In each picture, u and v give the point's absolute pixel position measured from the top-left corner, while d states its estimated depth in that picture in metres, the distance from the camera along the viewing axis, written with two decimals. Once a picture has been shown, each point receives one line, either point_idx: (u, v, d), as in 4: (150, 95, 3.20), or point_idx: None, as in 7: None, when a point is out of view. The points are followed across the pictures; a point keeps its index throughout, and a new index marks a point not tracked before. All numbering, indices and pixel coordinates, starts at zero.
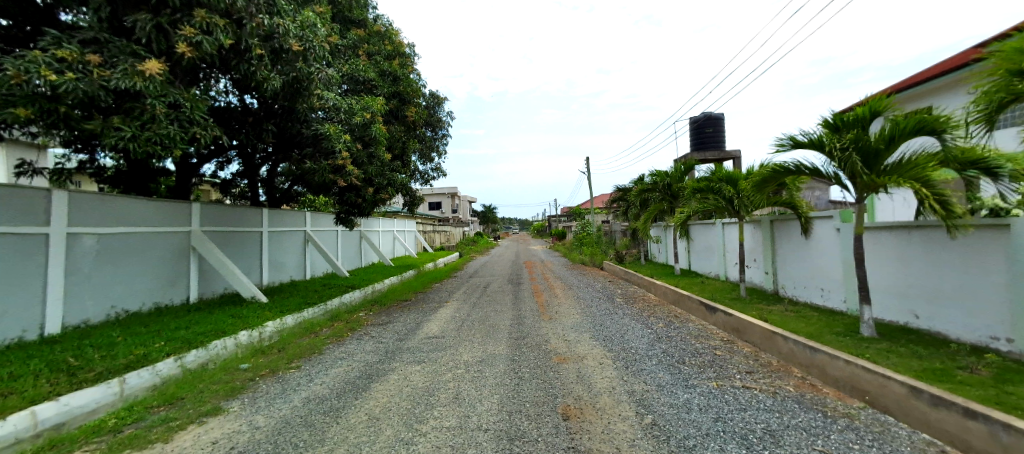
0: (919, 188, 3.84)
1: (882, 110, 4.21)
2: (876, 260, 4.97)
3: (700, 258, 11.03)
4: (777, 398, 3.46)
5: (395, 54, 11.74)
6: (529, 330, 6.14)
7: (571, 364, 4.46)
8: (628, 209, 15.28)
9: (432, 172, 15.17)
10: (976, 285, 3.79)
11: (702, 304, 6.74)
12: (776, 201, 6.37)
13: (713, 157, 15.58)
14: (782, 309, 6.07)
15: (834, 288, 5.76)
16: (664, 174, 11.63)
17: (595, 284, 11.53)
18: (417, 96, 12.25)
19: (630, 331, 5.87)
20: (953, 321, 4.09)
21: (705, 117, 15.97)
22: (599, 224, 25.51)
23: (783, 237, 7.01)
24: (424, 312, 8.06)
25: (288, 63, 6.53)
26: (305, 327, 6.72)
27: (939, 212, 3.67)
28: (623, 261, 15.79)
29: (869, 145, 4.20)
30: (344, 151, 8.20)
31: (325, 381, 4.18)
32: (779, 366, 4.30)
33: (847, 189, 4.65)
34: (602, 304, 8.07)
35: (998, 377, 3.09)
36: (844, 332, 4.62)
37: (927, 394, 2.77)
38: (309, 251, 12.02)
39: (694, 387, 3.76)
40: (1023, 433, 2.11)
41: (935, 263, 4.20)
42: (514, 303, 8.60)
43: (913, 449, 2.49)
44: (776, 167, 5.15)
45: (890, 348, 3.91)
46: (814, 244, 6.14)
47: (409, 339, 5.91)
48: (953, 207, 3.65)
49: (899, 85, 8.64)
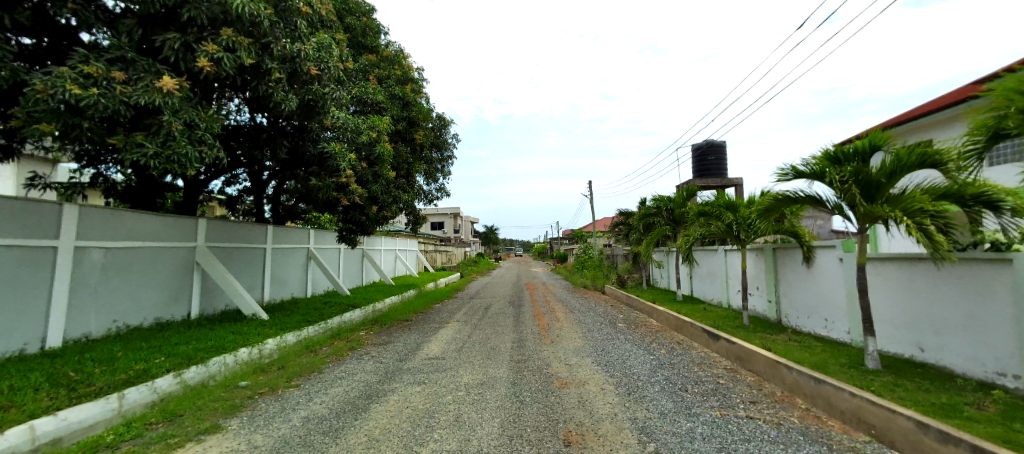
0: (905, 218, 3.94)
1: (881, 144, 4.27)
2: (879, 291, 4.97)
3: (702, 284, 10.99)
4: (781, 430, 3.41)
5: (404, 79, 12.06)
6: (530, 353, 6.06)
7: (573, 389, 4.40)
8: (630, 233, 15.27)
9: (437, 192, 15.28)
10: (983, 318, 3.75)
11: (705, 331, 6.65)
12: (778, 229, 6.37)
13: (715, 184, 15.69)
14: (786, 338, 6.01)
15: (838, 319, 5.70)
16: (667, 200, 11.60)
17: (597, 308, 11.43)
18: (426, 119, 12.50)
19: (632, 357, 5.79)
20: (958, 355, 4.04)
21: (707, 145, 16.16)
22: (601, 248, 25.52)
23: (786, 265, 7.00)
24: (425, 333, 7.97)
25: (304, 84, 6.72)
26: (305, 345, 6.66)
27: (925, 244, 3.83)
28: (625, 285, 15.75)
29: (870, 177, 4.25)
30: (348, 170, 8.23)
31: (325, 400, 4.13)
32: (783, 397, 4.23)
33: (849, 219, 4.64)
34: (603, 329, 8.01)
35: (1005, 414, 3.04)
36: (849, 363, 4.56)
37: (934, 428, 2.73)
38: (310, 268, 11.98)
39: (697, 416, 3.70)
40: None
41: (942, 294, 4.16)
42: (516, 325, 8.54)
43: None
44: (778, 196, 5.11)
45: (897, 381, 3.86)
46: (817, 273, 6.12)
47: (409, 359, 5.85)
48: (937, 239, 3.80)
49: (900, 117, 8.79)
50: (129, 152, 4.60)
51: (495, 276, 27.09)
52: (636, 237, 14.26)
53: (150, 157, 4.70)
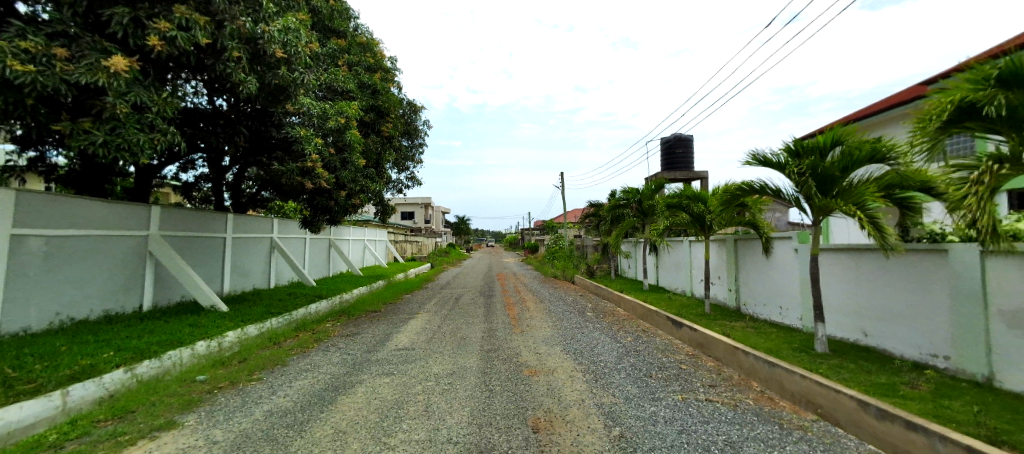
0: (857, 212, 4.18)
1: (840, 139, 4.46)
2: (829, 280, 5.28)
3: (668, 274, 11.35)
4: (737, 411, 3.60)
5: (375, 67, 11.73)
6: (500, 342, 6.11)
7: (542, 377, 4.48)
8: (600, 224, 15.55)
9: (407, 181, 15.03)
10: (921, 305, 4.05)
11: (669, 319, 6.89)
12: (740, 221, 6.62)
13: (682, 177, 16.13)
14: (744, 325, 6.31)
15: (791, 306, 6.04)
16: (636, 192, 11.92)
17: (566, 298, 11.61)
18: (396, 107, 12.21)
19: (600, 345, 5.93)
20: (898, 339, 4.36)
21: (675, 139, 16.57)
22: (570, 238, 25.89)
23: (746, 256, 7.31)
24: (394, 323, 7.89)
25: (271, 67, 6.45)
26: (268, 338, 6.45)
27: (875, 234, 4.08)
28: (594, 275, 16.07)
29: (825, 171, 4.47)
30: (314, 155, 8.02)
31: (289, 394, 4.03)
32: (740, 380, 4.46)
33: (805, 211, 4.85)
34: (572, 318, 8.16)
35: (935, 392, 3.33)
36: (801, 347, 4.83)
37: (873, 407, 3.03)
38: (274, 259, 11.56)
39: (660, 400, 3.85)
40: (957, 444, 2.42)
41: (886, 283, 4.46)
42: (486, 315, 8.57)
43: None
44: (743, 185, 5.26)
45: (842, 364, 4.14)
46: (774, 263, 6.43)
47: (378, 350, 5.78)
48: (887, 230, 4.06)
49: (860, 114, 9.19)
50: (76, 140, 4.35)
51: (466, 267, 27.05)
52: (605, 228, 14.53)
53: (99, 144, 4.45)
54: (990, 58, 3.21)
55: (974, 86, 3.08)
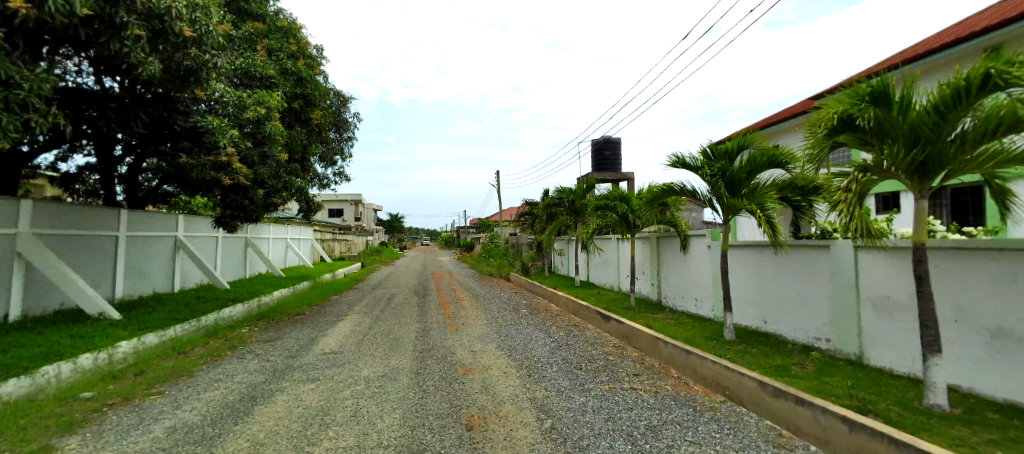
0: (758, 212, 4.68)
1: (746, 145, 4.95)
2: (735, 273, 5.85)
3: (597, 270, 11.90)
4: (657, 397, 3.88)
5: (299, 53, 10.97)
6: (434, 342, 6.03)
7: (477, 374, 4.48)
8: (535, 222, 15.88)
9: (335, 177, 14.28)
10: (809, 294, 4.63)
11: (598, 313, 7.23)
12: (661, 220, 7.10)
13: (610, 178, 16.97)
14: (664, 317, 6.78)
15: (705, 298, 6.61)
16: (569, 191, 12.28)
17: (501, 295, 11.73)
18: (323, 97, 11.53)
19: (533, 341, 6.07)
20: (790, 325, 4.95)
21: (605, 141, 17.38)
22: (505, 236, 26.19)
23: (666, 252, 7.88)
24: (320, 327, 7.46)
25: (178, 48, 5.79)
26: (171, 347, 5.80)
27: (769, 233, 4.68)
28: (528, 273, 16.39)
29: (734, 174, 4.93)
30: (229, 148, 7.24)
31: (196, 407, 3.65)
32: (660, 368, 4.80)
33: (716, 210, 5.35)
34: (507, 315, 8.26)
35: (818, 370, 3.84)
36: (712, 335, 5.31)
37: (770, 386, 3.48)
38: (180, 259, 10.40)
39: (589, 391, 4.03)
40: (837, 415, 2.91)
41: (781, 275, 5.03)
42: (419, 315, 8.39)
43: (767, 441, 3.09)
44: (665, 186, 5.66)
45: (745, 348, 4.62)
46: (690, 258, 6.99)
47: (301, 355, 5.43)
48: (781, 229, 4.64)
49: (762, 123, 10.26)
50: None
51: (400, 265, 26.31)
52: (539, 226, 14.88)
53: None
54: (863, 79, 3.71)
55: (851, 102, 3.53)
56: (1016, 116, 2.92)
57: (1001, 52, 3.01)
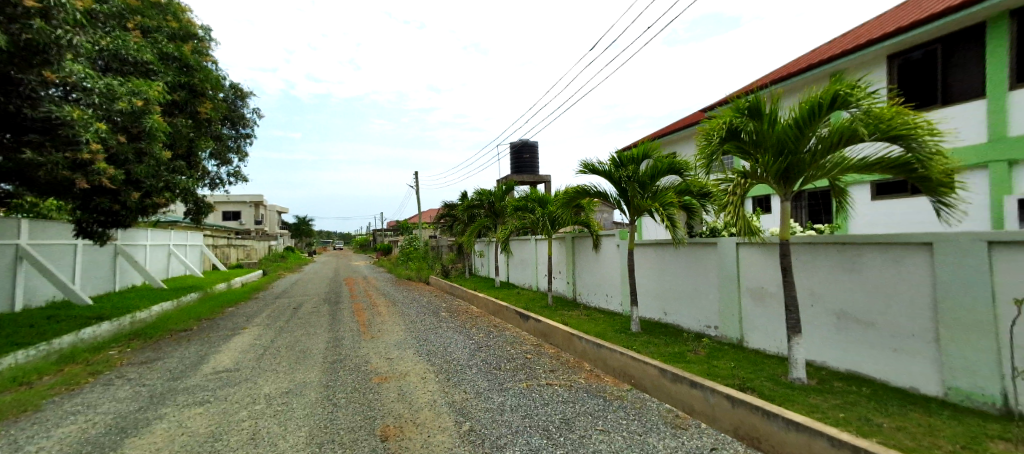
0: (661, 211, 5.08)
1: (649, 152, 5.38)
2: (640, 270, 6.32)
3: (517, 271, 12.16)
4: (571, 391, 4.05)
5: (182, 36, 9.76)
6: (347, 352, 5.70)
7: (392, 383, 4.32)
8: (455, 224, 15.79)
9: (230, 178, 12.94)
10: (701, 287, 5.15)
11: (517, 313, 7.37)
12: (576, 221, 7.45)
13: (528, 180, 17.45)
14: (579, 313, 7.12)
15: (614, 294, 7.06)
16: (488, 193, 12.41)
17: (420, 299, 11.47)
18: (214, 88, 10.38)
19: (453, 344, 6.01)
20: (685, 315, 5.46)
21: (523, 144, 17.83)
22: (425, 239, 25.71)
23: (581, 251, 8.28)
24: (211, 343, 6.69)
25: (18, 20, 4.84)
26: (10, 378, 4.80)
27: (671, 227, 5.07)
28: (448, 275, 16.24)
29: (640, 179, 5.33)
30: (94, 144, 6.19)
31: (45, 448, 3.06)
32: (575, 363, 5.03)
33: (624, 211, 5.74)
34: (426, 319, 8.10)
35: (709, 355, 4.29)
36: (621, 328, 5.68)
37: (669, 372, 3.80)
38: (21, 272, 8.65)
39: (507, 390, 4.08)
40: (723, 394, 3.27)
41: (678, 271, 5.53)
42: (330, 323, 7.91)
43: (668, 424, 3.37)
44: (578, 189, 5.93)
45: (649, 339, 5.01)
46: (602, 257, 7.42)
47: (187, 377, 4.82)
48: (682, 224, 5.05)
49: (661, 132, 11.23)
50: None
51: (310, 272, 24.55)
52: (460, 227, 14.82)
53: None
54: (741, 95, 4.21)
55: (734, 116, 3.99)
56: (853, 131, 3.49)
57: (841, 77, 3.59)
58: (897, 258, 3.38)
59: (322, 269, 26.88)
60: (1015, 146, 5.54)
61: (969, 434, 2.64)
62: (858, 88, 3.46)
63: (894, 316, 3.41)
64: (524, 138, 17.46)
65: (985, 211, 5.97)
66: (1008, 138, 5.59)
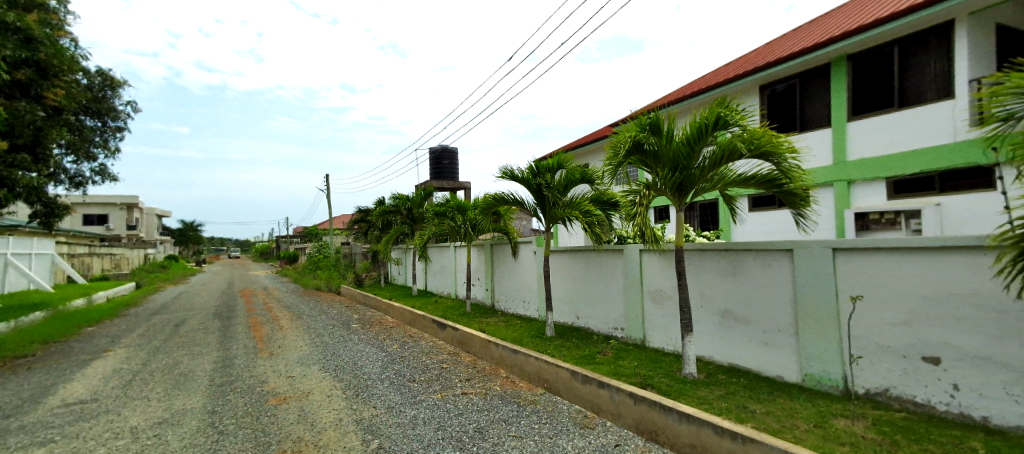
0: (579, 218, 5.30)
1: (563, 162, 5.62)
2: (555, 276, 6.55)
3: (435, 278, 11.96)
4: (486, 398, 4.05)
5: (25, 6, 8.21)
6: (239, 372, 5.15)
7: (292, 403, 3.98)
8: (370, 230, 15.14)
9: (94, 176, 11.12)
10: (610, 291, 5.45)
11: (434, 321, 7.23)
12: (495, 228, 7.53)
13: (448, 186, 17.34)
14: (497, 320, 7.18)
15: (531, 300, 7.23)
16: (406, 198, 12.10)
17: (331, 310, 10.78)
18: (72, 71, 8.89)
19: (363, 357, 5.72)
20: (595, 319, 5.75)
21: (442, 150, 17.71)
22: (337, 246, 24.28)
23: (499, 259, 8.38)
24: (62, 371, 5.64)
25: None
26: None
27: (594, 232, 5.24)
28: (362, 284, 15.48)
29: (554, 188, 5.54)
30: None
31: None
32: (491, 370, 5.04)
33: (540, 218, 5.92)
34: (335, 332, 7.61)
35: (615, 355, 4.56)
36: (536, 334, 5.82)
37: (579, 374, 3.96)
38: None
39: (420, 402, 3.97)
40: (626, 392, 3.47)
41: (589, 276, 5.82)
42: (221, 341, 7.09)
43: (577, 425, 3.50)
44: (496, 196, 6.01)
45: (562, 343, 5.19)
46: (519, 264, 7.57)
47: (24, 414, 4.00)
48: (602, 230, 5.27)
49: (574, 144, 11.80)
50: None
51: (200, 283, 21.87)
52: (375, 234, 14.24)
53: None
54: (642, 113, 4.56)
55: (637, 131, 4.30)
56: (734, 149, 3.94)
57: (722, 101, 4.06)
58: (767, 263, 3.89)
59: (215, 280, 24.07)
60: (850, 169, 6.68)
61: (820, 413, 3.09)
62: (736, 111, 3.94)
63: (765, 313, 3.92)
64: (444, 144, 17.36)
65: (832, 223, 7.08)
66: (847, 161, 6.71)
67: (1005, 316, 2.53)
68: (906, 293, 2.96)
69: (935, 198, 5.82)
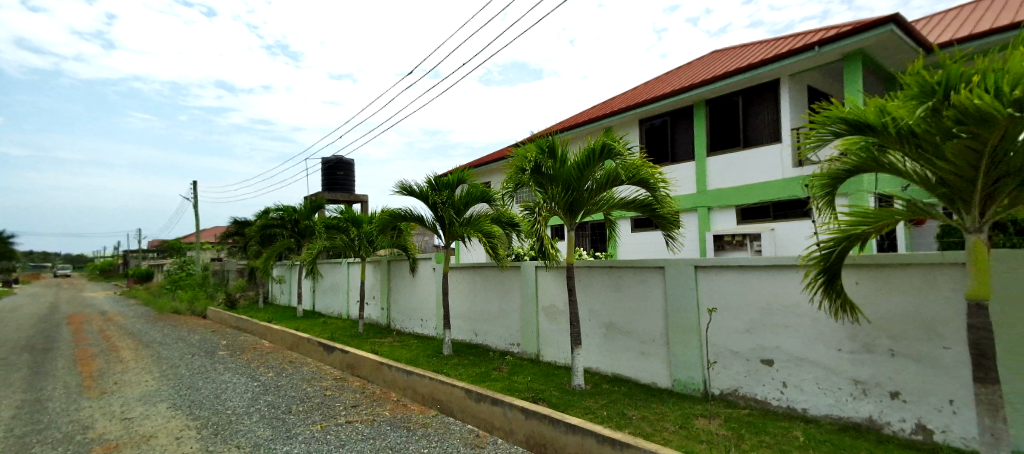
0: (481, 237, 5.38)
1: (463, 178, 5.66)
2: (454, 293, 6.50)
3: (325, 297, 11.11)
4: (373, 425, 3.81)
5: None
6: (53, 418, 4.17)
7: (126, 451, 3.32)
8: (249, 244, 13.59)
9: None
10: (507, 307, 5.55)
11: (320, 344, 6.66)
12: (393, 243, 7.28)
13: (342, 199, 16.41)
14: (391, 340, 6.87)
15: (429, 318, 7.07)
16: (292, 210, 11.14)
17: (194, 336, 9.34)
18: None
19: (228, 389, 5.03)
20: (493, 335, 5.79)
21: (336, 161, 16.78)
22: (206, 262, 21.29)
23: (395, 276, 8.09)
24: None
25: None
26: None
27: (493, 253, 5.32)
28: (236, 306, 13.71)
29: (454, 204, 5.54)
30: None
31: None
32: (381, 394, 4.78)
33: (439, 235, 5.87)
34: (196, 362, 6.59)
35: (511, 371, 4.64)
36: (433, 353, 5.67)
37: (474, 392, 3.92)
38: None
39: (295, 436, 3.59)
40: (518, 407, 3.51)
41: (488, 293, 5.87)
42: (30, 381, 5.69)
43: (469, 445, 3.46)
44: (394, 211, 5.82)
45: (458, 361, 5.13)
46: (418, 281, 7.38)
47: None
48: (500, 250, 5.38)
49: (477, 162, 11.99)
50: None
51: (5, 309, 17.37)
52: (255, 250, 12.82)
53: None
54: (539, 136, 4.77)
55: (533, 154, 4.47)
56: (618, 175, 4.32)
57: (609, 132, 4.43)
58: (643, 279, 4.29)
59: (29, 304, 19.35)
60: (709, 196, 7.69)
61: (685, 414, 3.45)
62: (619, 141, 4.30)
63: (643, 325, 4.30)
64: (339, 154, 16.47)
65: (695, 244, 7.99)
66: (707, 189, 7.73)
67: (815, 322, 3.10)
68: (749, 305, 3.48)
69: (770, 224, 6.96)
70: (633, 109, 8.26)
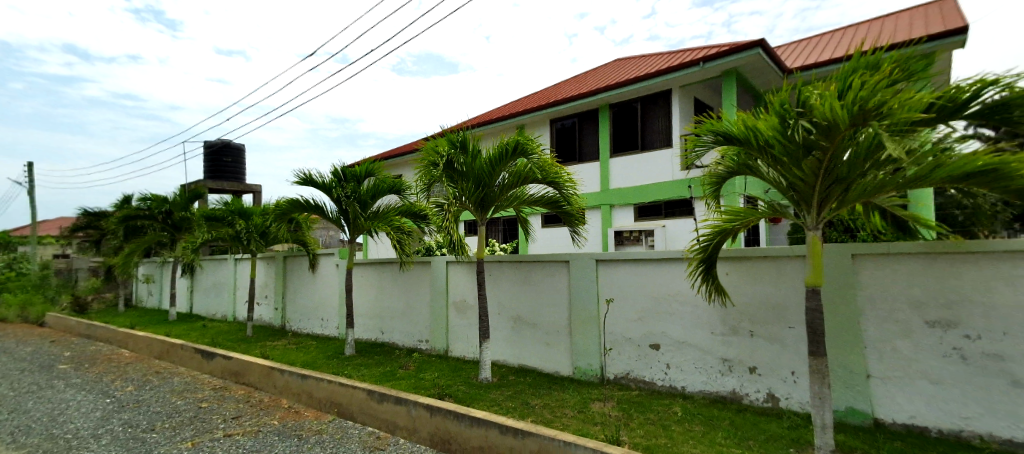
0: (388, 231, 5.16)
1: (372, 170, 5.38)
2: (359, 290, 6.17)
3: (207, 298, 9.89)
4: (258, 437, 3.46)
5: None
6: None
7: None
8: (107, 239, 11.58)
9: None
10: (416, 303, 5.41)
11: (197, 351, 5.89)
12: (289, 237, 6.71)
13: (230, 188, 14.72)
14: (285, 343, 6.32)
15: (330, 317, 6.63)
16: (163, 199, 9.69)
17: (30, 350, 7.72)
18: None
19: (70, 410, 4.22)
20: (400, 333, 5.61)
21: (223, 145, 14.99)
22: (46, 261, 17.64)
23: (292, 273, 7.46)
24: None
25: None
26: None
27: (399, 248, 5.15)
28: (88, 312, 11.57)
29: (362, 196, 5.25)
30: None
31: None
32: (271, 402, 4.37)
33: (343, 228, 5.53)
34: (27, 380, 5.44)
35: (417, 368, 4.52)
36: (333, 355, 5.32)
37: (376, 393, 3.75)
38: None
39: None
40: (422, 405, 3.44)
41: (395, 289, 5.67)
42: None
43: (367, 448, 3.29)
44: (291, 201, 5.35)
45: (361, 361, 4.88)
46: (318, 278, 6.88)
47: None
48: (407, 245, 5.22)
49: (388, 154, 11.50)
50: None
51: None
52: (116, 245, 10.96)
53: None
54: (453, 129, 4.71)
55: (446, 147, 4.41)
56: (529, 173, 4.43)
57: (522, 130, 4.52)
58: (550, 272, 4.44)
59: None
60: (611, 195, 8.23)
61: (583, 399, 3.63)
62: (532, 139, 4.39)
63: (548, 317, 4.45)
64: (225, 138, 14.74)
65: (598, 239, 8.49)
66: (610, 188, 8.26)
67: (694, 308, 3.46)
68: (641, 294, 3.77)
69: (663, 221, 7.63)
70: (547, 108, 8.52)
